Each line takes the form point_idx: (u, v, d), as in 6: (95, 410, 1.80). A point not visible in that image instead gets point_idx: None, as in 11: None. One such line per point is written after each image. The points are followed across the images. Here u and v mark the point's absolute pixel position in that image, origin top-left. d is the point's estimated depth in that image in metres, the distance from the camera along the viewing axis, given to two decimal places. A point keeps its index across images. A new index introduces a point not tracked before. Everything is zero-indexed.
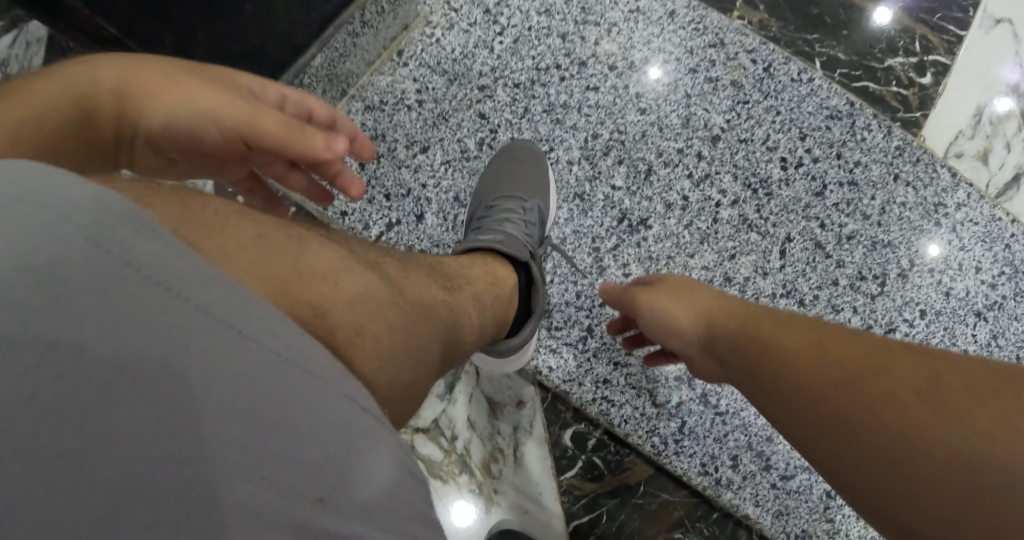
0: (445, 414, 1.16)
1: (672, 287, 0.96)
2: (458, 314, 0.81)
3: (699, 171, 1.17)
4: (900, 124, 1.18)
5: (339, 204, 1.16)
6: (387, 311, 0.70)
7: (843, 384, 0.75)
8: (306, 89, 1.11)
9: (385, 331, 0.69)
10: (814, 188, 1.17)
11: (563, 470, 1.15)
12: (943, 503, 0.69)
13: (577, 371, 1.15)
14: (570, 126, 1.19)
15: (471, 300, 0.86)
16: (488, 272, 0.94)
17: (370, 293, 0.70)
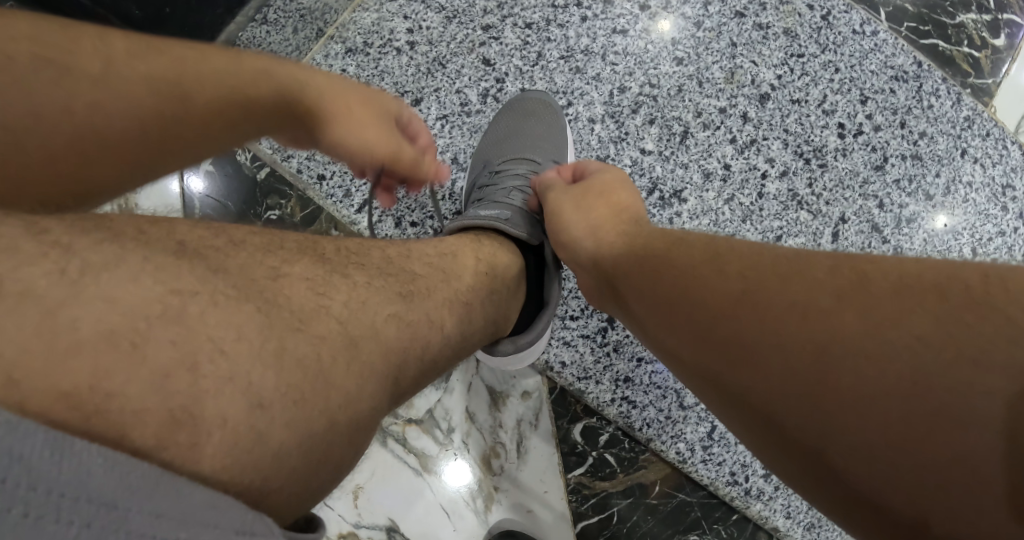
0: (440, 404, 0.98)
1: (589, 190, 0.78)
2: (429, 325, 0.62)
3: (744, 136, 0.98)
4: (970, 91, 0.98)
5: (316, 166, 0.96)
6: (288, 343, 0.53)
7: (761, 286, 0.60)
8: (268, 28, 0.98)
9: (284, 380, 0.51)
10: (873, 161, 0.97)
11: (570, 467, 0.97)
12: (933, 403, 0.53)
13: (594, 367, 0.97)
14: (592, 76, 0.99)
15: (452, 297, 0.67)
16: (485, 255, 0.75)
17: (270, 326, 0.52)
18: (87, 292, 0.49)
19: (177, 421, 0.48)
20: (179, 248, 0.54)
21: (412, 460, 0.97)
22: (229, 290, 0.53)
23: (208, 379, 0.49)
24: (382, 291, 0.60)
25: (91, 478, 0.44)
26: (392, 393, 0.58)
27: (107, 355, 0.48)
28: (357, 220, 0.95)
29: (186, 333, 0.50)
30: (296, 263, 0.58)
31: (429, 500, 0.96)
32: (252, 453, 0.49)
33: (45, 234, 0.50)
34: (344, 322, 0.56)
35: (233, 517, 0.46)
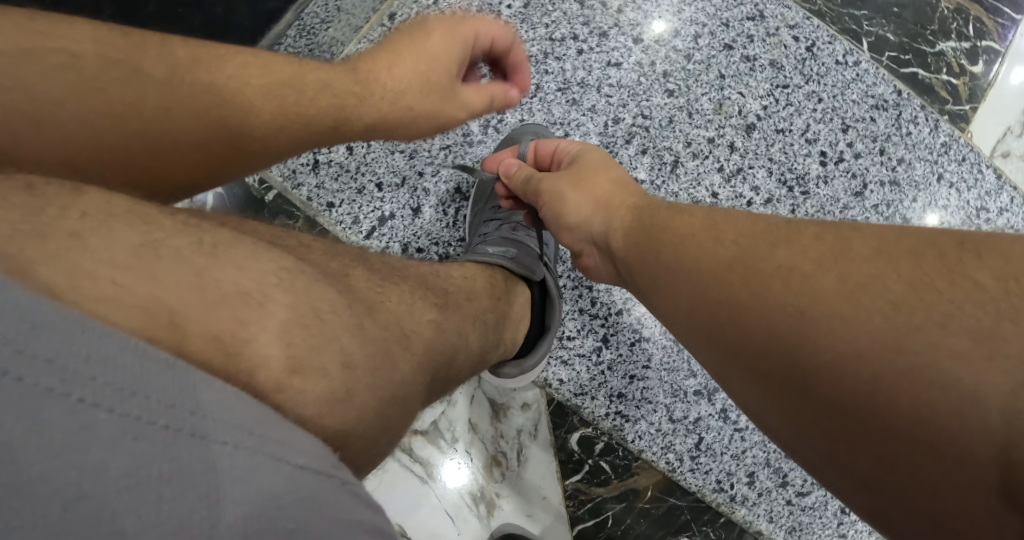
0: (444, 416, 1.03)
1: (577, 168, 0.85)
2: (456, 334, 0.68)
3: (731, 165, 1.04)
4: (948, 117, 1.05)
5: (325, 194, 1.02)
6: (365, 325, 0.58)
7: (783, 270, 0.62)
8: (291, 35, 0.98)
9: (365, 352, 0.57)
10: (853, 187, 1.04)
11: (567, 473, 1.02)
12: (920, 398, 0.54)
13: (590, 383, 1.03)
14: (587, 108, 1.05)
15: (475, 314, 0.73)
16: (496, 284, 0.81)
17: (349, 308, 0.58)
18: (223, 258, 0.54)
19: (297, 368, 0.53)
20: (271, 241, 0.60)
21: (419, 469, 1.02)
22: (314, 273, 0.58)
23: (319, 333, 0.55)
24: (421, 299, 0.67)
25: (239, 408, 0.49)
26: (429, 390, 0.64)
27: (245, 308, 0.53)
28: (365, 245, 1.01)
29: (298, 298, 0.55)
30: (353, 268, 0.64)
31: (435, 506, 1.02)
32: (343, 406, 0.54)
33: (179, 217, 0.56)
34: (398, 319, 0.62)
35: (326, 454, 0.51)
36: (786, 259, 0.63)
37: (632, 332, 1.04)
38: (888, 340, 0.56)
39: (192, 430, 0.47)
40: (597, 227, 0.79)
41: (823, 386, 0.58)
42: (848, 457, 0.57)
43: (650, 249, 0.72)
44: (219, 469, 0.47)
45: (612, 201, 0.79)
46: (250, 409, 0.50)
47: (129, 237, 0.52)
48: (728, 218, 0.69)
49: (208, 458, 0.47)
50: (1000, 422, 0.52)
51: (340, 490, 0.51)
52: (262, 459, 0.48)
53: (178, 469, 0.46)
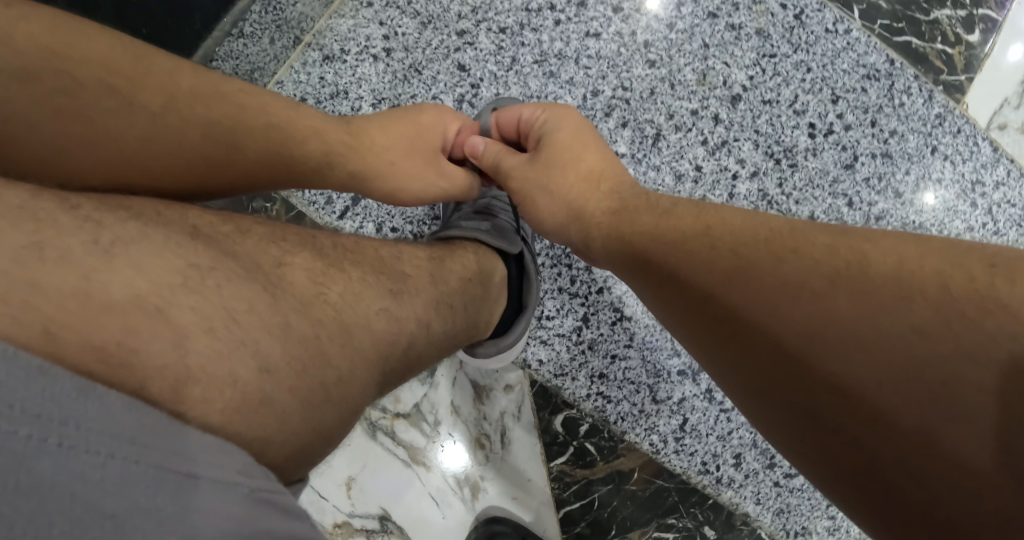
0: (426, 398, 1.02)
1: (545, 157, 0.80)
2: (413, 320, 0.67)
3: (715, 138, 1.02)
4: (942, 88, 1.02)
5: None
6: (292, 322, 0.56)
7: (789, 263, 0.61)
8: (245, 40, 0.98)
9: (289, 350, 0.55)
10: (844, 160, 1.01)
11: (552, 455, 1.01)
12: (934, 405, 0.55)
13: (570, 364, 1.01)
14: (565, 80, 1.02)
15: (438, 299, 0.71)
16: (466, 260, 0.79)
17: (276, 304, 0.56)
18: (116, 260, 0.52)
19: (193, 377, 0.51)
20: (194, 231, 0.57)
21: (402, 452, 1.01)
22: (237, 269, 0.56)
23: (225, 341, 0.53)
24: (374, 286, 0.65)
25: (118, 413, 0.47)
26: (379, 381, 0.63)
27: (138, 315, 0.51)
28: (339, 226, 0.99)
29: (206, 301, 0.53)
30: (297, 254, 0.61)
31: (419, 489, 1.00)
32: (260, 415, 0.53)
33: (78, 209, 0.53)
34: (339, 310, 0.60)
35: (238, 460, 0.50)
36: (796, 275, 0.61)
37: (614, 311, 1.01)
38: (903, 368, 0.56)
39: (61, 441, 0.46)
40: (575, 236, 0.77)
41: (831, 406, 0.58)
42: (845, 462, 0.57)
43: (641, 250, 0.70)
44: (92, 482, 0.46)
45: (585, 203, 0.76)
46: (136, 416, 0.48)
47: (13, 239, 0.50)
48: (725, 220, 0.67)
49: (80, 471, 0.46)
50: (1000, 447, 0.53)
51: (247, 499, 0.49)
52: (157, 472, 0.47)
53: (55, 486, 0.45)
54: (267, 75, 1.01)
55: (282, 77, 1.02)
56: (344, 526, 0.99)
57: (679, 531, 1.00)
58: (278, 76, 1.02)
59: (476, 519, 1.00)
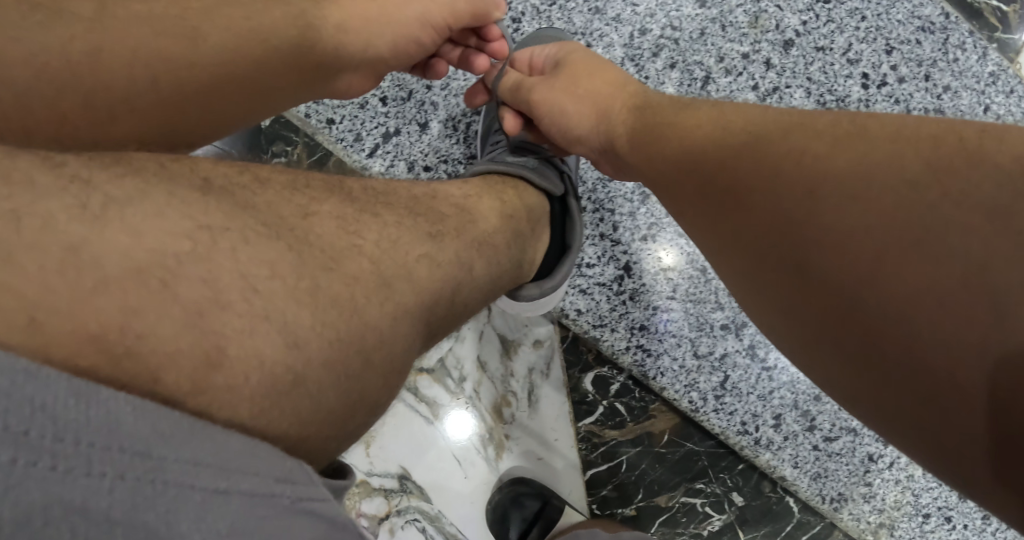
0: (451, 353, 0.98)
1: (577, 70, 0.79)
2: (458, 271, 0.62)
3: (767, 83, 0.95)
4: (996, 46, 0.95)
5: (324, 109, 0.94)
6: (321, 283, 0.52)
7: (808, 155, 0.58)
8: None
9: (319, 319, 0.51)
10: (896, 113, 0.95)
11: (580, 415, 0.97)
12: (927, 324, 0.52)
13: (610, 315, 0.96)
14: (612, 17, 0.96)
15: (479, 239, 0.66)
16: (503, 195, 0.74)
17: (300, 265, 0.52)
18: (112, 226, 0.47)
19: (212, 363, 0.47)
20: (206, 183, 0.53)
21: (425, 409, 0.97)
22: (258, 228, 0.52)
23: (243, 318, 0.48)
24: (413, 230, 0.60)
25: (117, 421, 0.43)
26: (424, 334, 0.59)
27: (137, 293, 0.46)
28: (368, 165, 0.93)
29: (217, 269, 0.49)
30: (325, 202, 0.57)
31: (442, 448, 0.97)
32: (289, 399, 0.49)
33: (64, 167, 0.49)
34: (377, 262, 0.55)
35: (274, 465, 0.46)
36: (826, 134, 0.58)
37: (657, 260, 0.96)
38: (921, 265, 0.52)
39: (53, 463, 0.41)
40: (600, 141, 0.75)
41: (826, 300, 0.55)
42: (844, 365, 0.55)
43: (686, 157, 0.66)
44: (99, 506, 0.41)
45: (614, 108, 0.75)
46: (148, 423, 0.44)
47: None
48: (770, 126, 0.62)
49: (84, 494, 0.41)
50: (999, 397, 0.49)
51: (286, 511, 0.46)
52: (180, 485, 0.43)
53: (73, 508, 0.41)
54: None
55: None
56: (363, 485, 0.95)
57: (707, 497, 0.96)
58: None
59: (499, 480, 0.97)
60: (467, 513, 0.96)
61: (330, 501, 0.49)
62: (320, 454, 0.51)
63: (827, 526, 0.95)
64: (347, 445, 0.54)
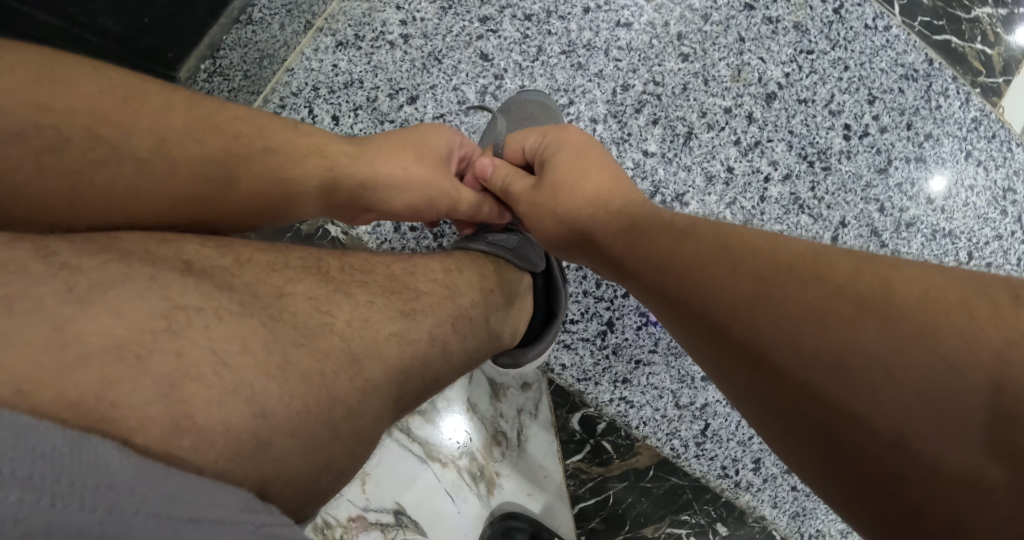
0: (442, 395, 1.02)
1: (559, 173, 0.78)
2: (429, 344, 0.67)
3: (748, 138, 1.00)
4: (979, 90, 1.00)
5: None
6: (291, 357, 0.57)
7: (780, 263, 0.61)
8: (253, 28, 0.97)
9: (287, 391, 0.56)
10: (878, 163, 0.99)
11: (568, 453, 1.01)
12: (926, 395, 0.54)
13: (593, 369, 1.00)
14: (594, 73, 1.01)
15: (456, 314, 0.72)
16: (487, 279, 0.78)
17: (274, 337, 0.57)
18: (94, 307, 0.53)
19: (182, 428, 0.52)
20: (186, 266, 0.59)
21: (417, 448, 1.01)
22: (232, 306, 0.57)
23: (214, 389, 0.53)
24: (383, 309, 0.65)
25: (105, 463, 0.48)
26: (394, 407, 0.64)
27: (115, 365, 0.52)
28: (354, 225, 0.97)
29: (190, 345, 0.54)
30: (300, 283, 0.63)
31: (434, 484, 1.01)
32: (256, 460, 0.54)
33: (53, 257, 0.55)
34: (346, 339, 0.61)
35: (237, 498, 0.52)
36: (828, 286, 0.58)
37: (639, 315, 1.01)
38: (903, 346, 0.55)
39: (54, 501, 0.46)
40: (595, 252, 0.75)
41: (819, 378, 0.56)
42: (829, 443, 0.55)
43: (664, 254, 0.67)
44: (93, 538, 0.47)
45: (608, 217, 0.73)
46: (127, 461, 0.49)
47: None
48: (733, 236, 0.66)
49: (68, 525, 0.46)
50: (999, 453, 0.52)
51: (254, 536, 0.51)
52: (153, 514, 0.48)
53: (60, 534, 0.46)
54: (279, 63, 1.01)
55: (293, 65, 1.02)
56: (358, 520, 1.00)
57: (691, 528, 1.00)
58: (289, 63, 1.02)
59: (491, 515, 1.00)
60: None
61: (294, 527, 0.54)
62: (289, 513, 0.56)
63: None
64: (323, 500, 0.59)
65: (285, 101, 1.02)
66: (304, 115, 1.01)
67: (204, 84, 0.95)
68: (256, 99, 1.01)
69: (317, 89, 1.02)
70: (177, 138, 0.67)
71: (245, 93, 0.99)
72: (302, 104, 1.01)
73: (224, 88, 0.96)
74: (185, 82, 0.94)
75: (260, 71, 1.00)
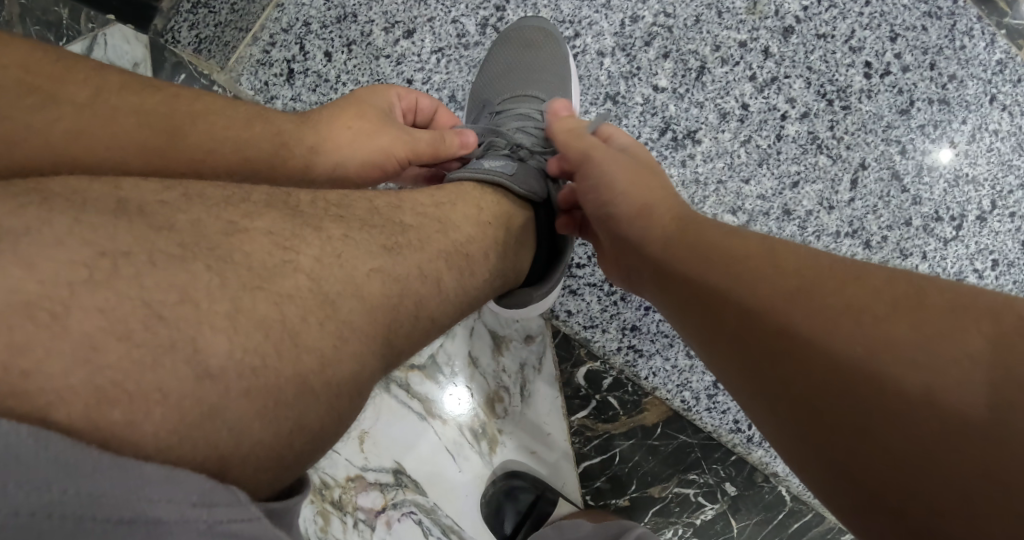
0: (442, 349, 0.98)
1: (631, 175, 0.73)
2: (419, 282, 0.63)
3: (765, 73, 0.93)
4: (1005, 32, 0.92)
5: (301, 105, 0.95)
6: (243, 303, 0.54)
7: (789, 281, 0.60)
8: None
9: (237, 344, 0.52)
10: (899, 104, 0.93)
11: (573, 409, 0.96)
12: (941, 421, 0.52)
13: (600, 315, 0.95)
14: (602, 5, 0.95)
15: (449, 249, 0.67)
16: (484, 209, 0.73)
17: (223, 285, 0.53)
18: (3, 258, 0.50)
19: (106, 398, 0.48)
20: (119, 205, 0.54)
21: (417, 405, 0.97)
22: (171, 249, 0.53)
23: (143, 349, 0.50)
24: (363, 243, 0.61)
25: (33, 459, 0.45)
26: (383, 353, 0.59)
27: (27, 327, 0.49)
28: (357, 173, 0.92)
29: (116, 299, 0.51)
30: (260, 216, 0.58)
31: (434, 442, 0.97)
32: (200, 428, 0.50)
33: None
34: (315, 278, 0.57)
35: (192, 489, 0.48)
36: (880, 299, 0.56)
37: None
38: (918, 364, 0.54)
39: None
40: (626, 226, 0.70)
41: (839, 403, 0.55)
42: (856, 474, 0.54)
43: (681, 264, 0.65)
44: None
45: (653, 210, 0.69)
46: (58, 452, 0.46)
47: None
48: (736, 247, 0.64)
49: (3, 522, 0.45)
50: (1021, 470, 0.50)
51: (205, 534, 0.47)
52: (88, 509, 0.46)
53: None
54: None
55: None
56: (358, 480, 0.96)
57: (700, 488, 0.95)
58: None
59: (493, 474, 0.97)
60: (466, 504, 0.96)
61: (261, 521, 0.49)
62: (254, 484, 0.52)
63: (818, 514, 0.94)
64: (311, 459, 0.55)
65: (274, 38, 0.96)
66: (295, 52, 0.96)
67: (187, 16, 0.94)
68: (245, 37, 0.95)
69: (308, 24, 0.96)
70: (114, 91, 0.66)
71: (232, 29, 0.94)
72: (292, 41, 0.96)
73: (209, 21, 0.94)
74: (168, 14, 0.94)
75: (247, 6, 0.94)
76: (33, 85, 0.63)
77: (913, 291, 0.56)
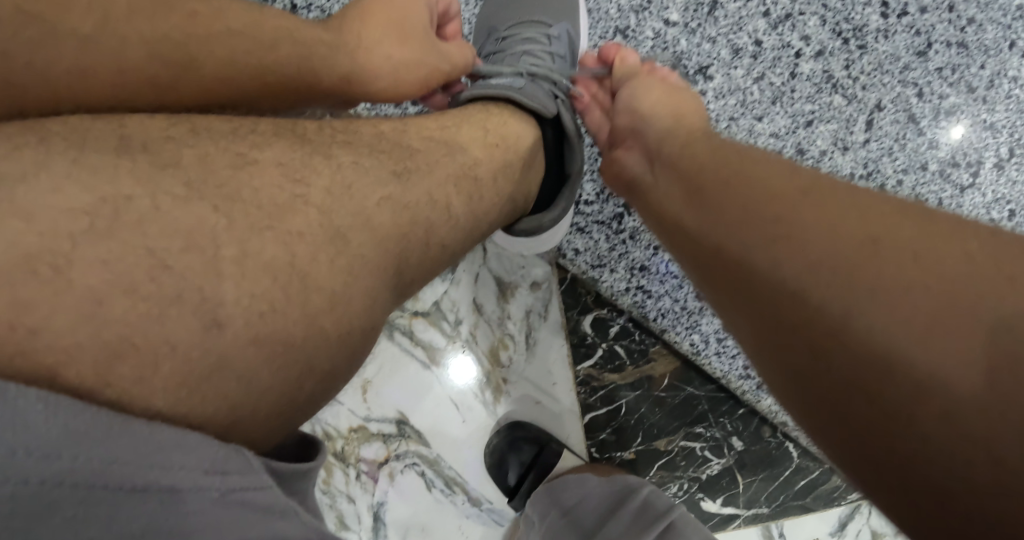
0: (446, 296, 0.95)
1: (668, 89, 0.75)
2: (432, 209, 0.61)
3: (779, 9, 0.90)
4: None
5: None
6: (251, 246, 0.51)
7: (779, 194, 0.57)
8: None
9: (245, 291, 0.50)
10: (916, 45, 0.89)
11: (580, 358, 0.94)
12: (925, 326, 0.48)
13: (609, 254, 0.92)
14: None
15: (459, 173, 0.65)
16: (491, 125, 0.72)
17: (232, 223, 0.51)
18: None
19: (116, 354, 0.46)
20: (122, 142, 0.52)
21: (420, 353, 0.95)
22: (176, 190, 0.51)
23: (148, 301, 0.48)
24: (373, 170, 0.59)
25: (38, 424, 0.43)
26: (395, 283, 0.58)
27: (29, 283, 0.46)
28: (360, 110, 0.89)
29: (119, 248, 0.48)
30: (269, 147, 0.56)
31: (439, 393, 0.95)
32: (212, 379, 0.48)
33: None
34: (325, 213, 0.55)
35: (205, 454, 0.46)
36: (881, 223, 0.53)
37: None
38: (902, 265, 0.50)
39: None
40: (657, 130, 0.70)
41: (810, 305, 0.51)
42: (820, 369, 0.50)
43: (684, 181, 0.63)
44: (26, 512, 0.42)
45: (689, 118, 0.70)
46: (64, 418, 0.43)
47: None
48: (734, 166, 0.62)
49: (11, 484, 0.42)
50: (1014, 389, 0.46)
51: (216, 503, 0.46)
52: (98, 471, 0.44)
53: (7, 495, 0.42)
54: None
55: None
56: (361, 431, 0.94)
57: (707, 441, 0.94)
58: None
59: (498, 424, 0.96)
60: (470, 456, 0.96)
61: (274, 490, 0.48)
62: (265, 432, 0.51)
63: (825, 472, 0.93)
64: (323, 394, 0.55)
65: None
66: None
67: None
68: None
69: None
70: (123, 15, 0.60)
71: None
72: None
73: None
74: None
75: None
76: (31, 13, 0.57)
77: (919, 216, 0.53)
